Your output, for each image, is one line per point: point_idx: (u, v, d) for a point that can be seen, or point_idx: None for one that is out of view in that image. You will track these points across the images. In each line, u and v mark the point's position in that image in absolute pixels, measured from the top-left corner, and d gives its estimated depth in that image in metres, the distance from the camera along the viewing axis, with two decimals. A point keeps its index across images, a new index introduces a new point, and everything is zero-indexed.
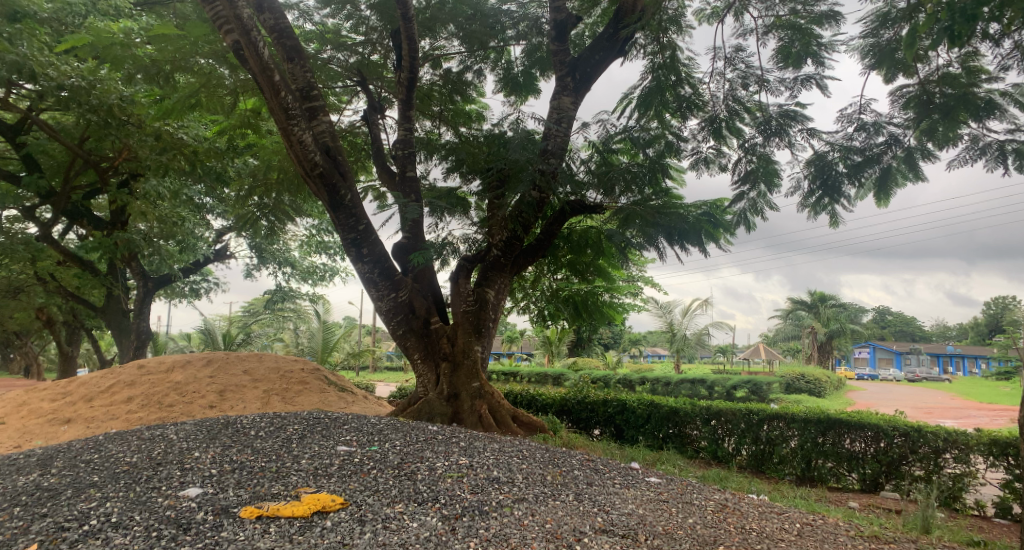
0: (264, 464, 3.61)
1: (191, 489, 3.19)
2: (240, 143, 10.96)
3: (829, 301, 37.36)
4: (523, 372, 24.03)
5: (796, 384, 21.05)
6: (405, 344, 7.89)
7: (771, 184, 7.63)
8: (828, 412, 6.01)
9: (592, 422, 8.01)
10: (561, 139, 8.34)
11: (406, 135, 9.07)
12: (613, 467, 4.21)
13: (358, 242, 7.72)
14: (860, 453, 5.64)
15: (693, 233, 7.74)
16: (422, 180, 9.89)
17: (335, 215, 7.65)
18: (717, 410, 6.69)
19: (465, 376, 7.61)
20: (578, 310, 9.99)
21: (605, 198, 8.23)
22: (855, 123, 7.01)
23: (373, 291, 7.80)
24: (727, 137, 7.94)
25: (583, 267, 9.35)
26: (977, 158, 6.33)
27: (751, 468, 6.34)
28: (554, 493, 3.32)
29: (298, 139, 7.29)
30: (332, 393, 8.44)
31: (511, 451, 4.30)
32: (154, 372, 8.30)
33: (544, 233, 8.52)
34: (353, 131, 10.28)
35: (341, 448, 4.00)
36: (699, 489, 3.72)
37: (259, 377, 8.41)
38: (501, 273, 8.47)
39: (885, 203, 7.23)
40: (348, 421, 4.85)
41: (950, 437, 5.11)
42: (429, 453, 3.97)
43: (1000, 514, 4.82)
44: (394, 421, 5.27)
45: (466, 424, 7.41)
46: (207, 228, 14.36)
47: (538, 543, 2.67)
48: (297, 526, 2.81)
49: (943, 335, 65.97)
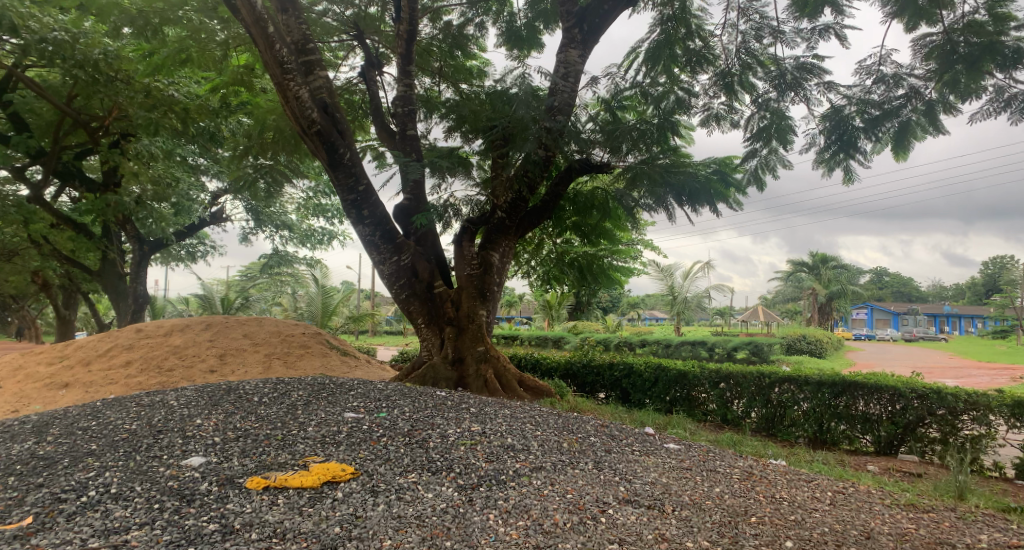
0: (269, 431, 3.48)
1: (194, 458, 3.06)
2: (233, 100, 10.58)
3: (829, 263, 37.29)
4: (523, 335, 24.05)
5: (796, 346, 21.09)
6: (408, 308, 7.73)
7: (785, 141, 7.35)
8: (842, 374, 5.88)
9: (598, 386, 7.93)
10: (567, 95, 8.02)
11: (406, 92, 8.73)
12: (629, 433, 4.08)
13: (359, 203, 7.48)
14: (875, 415, 5.52)
15: (703, 193, 7.49)
16: (423, 140, 9.58)
17: (335, 175, 7.38)
18: (727, 373, 6.57)
19: (470, 340, 7.48)
20: (583, 274, 9.81)
21: (612, 157, 7.94)
22: (873, 76, 6.71)
23: (375, 254, 7.60)
24: (739, 93, 7.62)
25: (588, 230, 9.16)
26: (1002, 111, 5.98)
27: (761, 431, 6.25)
28: (573, 461, 3.20)
29: (295, 95, 6.99)
30: (335, 357, 8.35)
31: (523, 418, 4.16)
32: (153, 335, 8.17)
33: (549, 195, 8.36)
34: (351, 88, 9.91)
35: (348, 415, 3.86)
36: (721, 456, 3.59)
37: (260, 341, 8.28)
38: (505, 236, 8.26)
39: (903, 157, 6.95)
40: (354, 387, 4.71)
41: (972, 399, 4.99)
42: (440, 420, 3.84)
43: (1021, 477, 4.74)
44: (401, 387, 5.13)
45: (471, 388, 7.29)
46: (202, 190, 14.04)
47: (560, 515, 2.54)
48: (307, 498, 2.68)
49: (940, 297, 66.26)
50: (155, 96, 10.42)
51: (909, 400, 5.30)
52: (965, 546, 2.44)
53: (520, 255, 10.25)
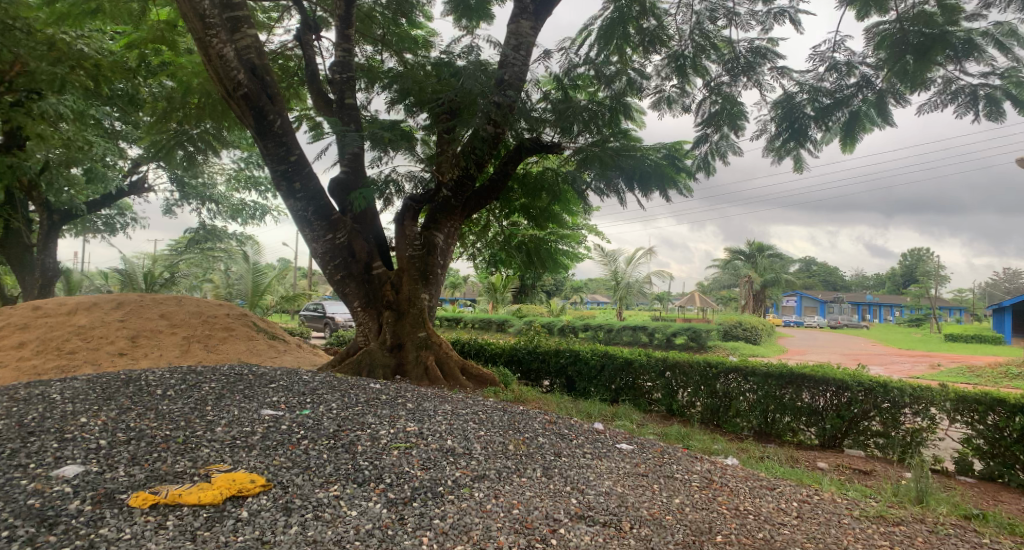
0: (168, 433, 2.94)
1: (69, 467, 2.54)
2: (153, 60, 9.62)
3: (764, 251, 38.60)
4: (467, 319, 23.77)
5: (733, 332, 21.63)
6: (344, 290, 7.23)
7: (735, 127, 7.27)
8: (790, 366, 5.82)
9: (543, 373, 7.67)
10: (518, 70, 7.63)
11: (345, 57, 8.13)
12: (579, 431, 3.80)
13: (290, 175, 6.88)
14: (821, 408, 5.48)
15: (655, 177, 7.29)
16: (363, 111, 8.98)
17: (263, 144, 6.75)
18: (673, 362, 6.45)
19: (410, 326, 7.08)
20: (531, 258, 9.44)
21: (563, 138, 7.65)
22: (826, 63, 6.63)
23: (307, 231, 7.04)
24: (691, 76, 7.37)
25: (537, 213, 8.83)
26: (949, 103, 6.00)
27: (706, 422, 6.16)
28: (520, 468, 2.88)
29: (218, 54, 6.29)
30: (262, 341, 7.76)
31: (465, 414, 3.80)
32: (53, 314, 7.33)
33: (497, 174, 7.97)
34: (285, 52, 9.16)
35: (266, 412, 3.37)
36: (678, 459, 3.36)
37: (178, 322, 7.58)
38: (450, 217, 7.85)
39: (852, 148, 6.97)
40: (277, 379, 4.22)
41: (917, 393, 4.99)
42: (371, 418, 3.43)
43: (960, 472, 4.80)
44: (332, 379, 4.66)
45: (410, 376, 6.89)
46: (121, 157, 12.87)
47: (505, 537, 2.24)
48: (203, 519, 2.24)
49: (861, 286, 70.30)
50: (61, 49, 9.18)
51: (855, 393, 5.27)
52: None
53: (465, 237, 9.88)
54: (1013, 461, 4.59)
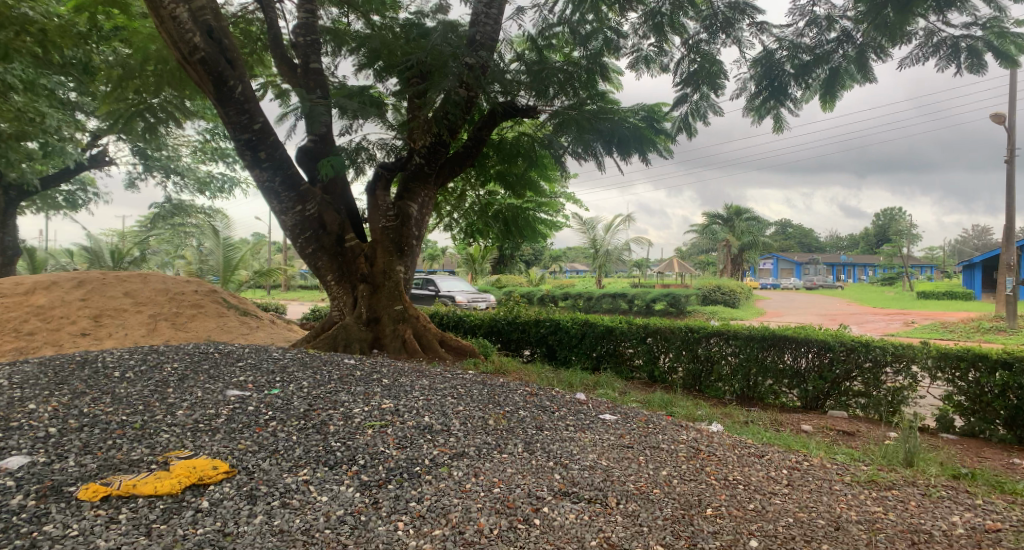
0: (125, 417, 2.69)
1: (11, 459, 2.30)
2: (105, 24, 9.00)
3: (742, 215, 38.80)
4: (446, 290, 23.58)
5: (712, 296, 21.78)
6: (317, 263, 6.99)
7: (714, 86, 7.09)
8: (772, 328, 5.78)
9: (523, 343, 7.57)
10: (491, 30, 7.32)
11: (308, 19, 7.72)
12: (561, 403, 3.68)
13: (254, 144, 6.54)
14: (803, 369, 5.46)
15: (633, 141, 7.12)
16: (329, 76, 8.60)
17: (224, 112, 6.38)
18: (654, 328, 6.38)
19: (387, 299, 6.88)
20: (508, 227, 9.29)
21: (538, 101, 7.46)
22: (806, 18, 6.34)
23: (275, 202, 6.74)
24: (669, 34, 7.10)
25: (514, 180, 8.59)
26: (930, 56, 5.87)
27: (687, 387, 6.13)
28: (502, 444, 2.75)
29: (170, 14, 5.87)
30: (233, 318, 7.51)
31: (444, 389, 3.65)
32: (9, 294, 6.96)
33: (471, 140, 7.74)
34: (245, 15, 8.67)
35: (232, 393, 3.16)
36: (664, 428, 3.27)
37: (144, 300, 7.28)
38: (425, 185, 7.60)
39: (832, 105, 6.88)
40: (244, 357, 4.01)
41: (899, 351, 4.99)
42: (344, 396, 3.27)
43: (941, 428, 4.83)
44: (303, 356, 4.47)
45: (388, 350, 6.72)
46: (78, 130, 12.23)
47: (485, 519, 2.12)
48: (160, 511, 2.07)
49: (835, 247, 71.46)
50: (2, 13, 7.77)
51: (837, 354, 5.26)
52: (943, 535, 2.27)
53: (441, 207, 9.65)
54: (992, 417, 4.62)
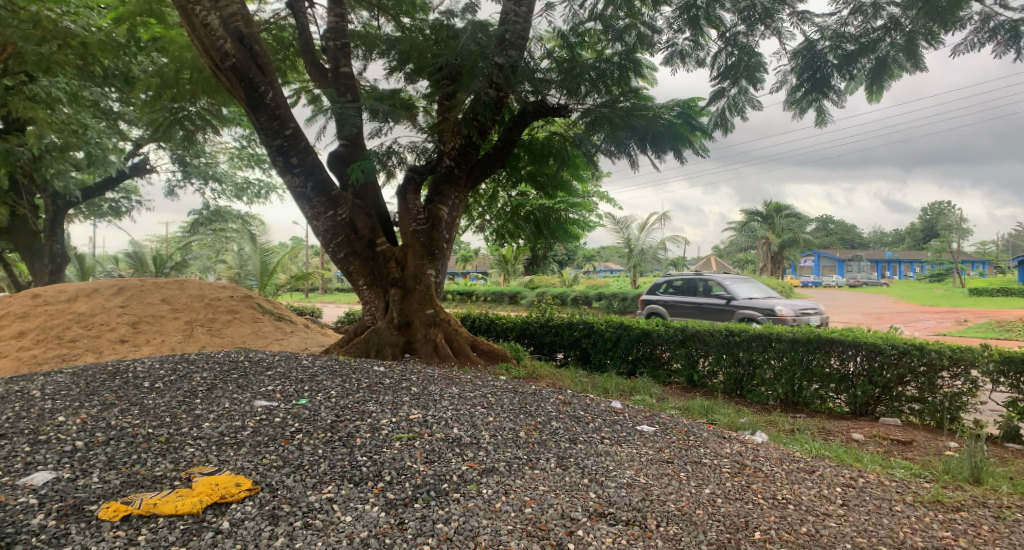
0: (151, 431, 2.69)
1: (37, 475, 2.30)
2: (144, 35, 9.24)
3: (782, 211, 37.65)
4: (479, 292, 23.56)
5: None
6: (349, 268, 6.99)
7: (753, 80, 6.83)
8: (817, 330, 5.51)
9: (557, 346, 7.44)
10: (521, 28, 7.20)
11: (338, 23, 7.74)
12: (596, 413, 3.52)
13: (286, 150, 6.58)
14: (852, 374, 5.17)
15: (667, 138, 6.89)
16: (360, 80, 8.63)
17: (256, 119, 6.44)
18: (693, 331, 6.18)
19: (418, 303, 6.84)
20: (540, 228, 9.14)
21: (570, 100, 7.31)
22: (850, 6, 6.06)
23: (307, 208, 6.77)
24: (705, 27, 6.84)
25: (545, 180, 8.47)
26: (987, 41, 5.49)
27: (728, 392, 5.91)
28: (533, 458, 2.63)
29: (203, 23, 5.93)
30: (267, 324, 7.61)
31: (473, 399, 3.54)
32: (54, 302, 7.17)
33: (502, 141, 7.64)
34: (277, 22, 8.75)
35: (259, 404, 3.13)
36: (705, 440, 3.10)
37: (181, 306, 7.43)
38: (455, 188, 7.54)
39: (879, 96, 6.53)
40: (273, 366, 3.98)
41: (957, 355, 4.63)
42: (372, 406, 3.21)
43: (1006, 437, 4.49)
44: (332, 363, 4.41)
45: (420, 355, 6.68)
46: (121, 139, 12.60)
47: (516, 542, 2.01)
48: (180, 532, 2.02)
49: (880, 242, 68.91)
50: (47, 28, 8.06)
51: (889, 358, 4.94)
52: None
53: (473, 210, 9.60)
54: None
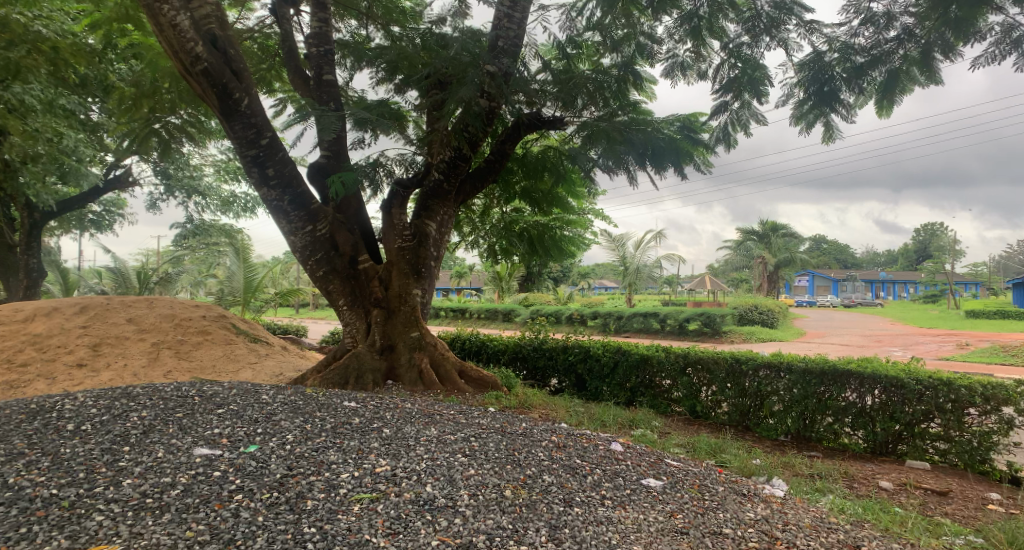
0: (54, 492, 2.33)
1: None
2: (120, 41, 8.83)
3: (778, 230, 37.35)
4: (472, 309, 23.13)
5: (749, 315, 20.77)
6: (328, 287, 6.58)
7: (758, 94, 6.48)
8: (831, 360, 5.09)
9: (550, 372, 7.01)
10: (515, 35, 6.86)
11: (321, 29, 7.38)
12: (594, 460, 3.07)
13: (261, 160, 6.17)
14: (869, 409, 4.74)
15: (669, 153, 6.55)
16: (346, 89, 8.25)
17: (230, 128, 6.04)
18: (695, 357, 5.78)
19: (402, 326, 6.44)
20: (534, 246, 8.76)
21: (565, 112, 6.95)
22: (861, 16, 5.70)
23: (284, 223, 6.36)
24: (707, 38, 6.46)
25: (539, 197, 8.10)
26: (1009, 52, 5.14)
27: (734, 426, 5.47)
28: (519, 530, 2.27)
29: (171, 23, 5.55)
30: (241, 346, 7.24)
31: (453, 444, 3.09)
32: (9, 321, 6.71)
33: (494, 154, 7.27)
34: (261, 29, 8.38)
35: (198, 452, 2.74)
36: (722, 500, 2.70)
37: (148, 326, 7.01)
38: (444, 203, 7.12)
39: (890, 110, 6.18)
40: (227, 403, 3.51)
41: (989, 392, 4.22)
42: (332, 456, 2.80)
43: None
44: (298, 397, 3.94)
45: (403, 382, 6.23)
46: (99, 149, 12.14)
47: None
48: None
49: (874, 262, 68.99)
50: (15, 30, 7.61)
51: (911, 392, 4.50)
52: None
53: (463, 225, 9.21)
54: None
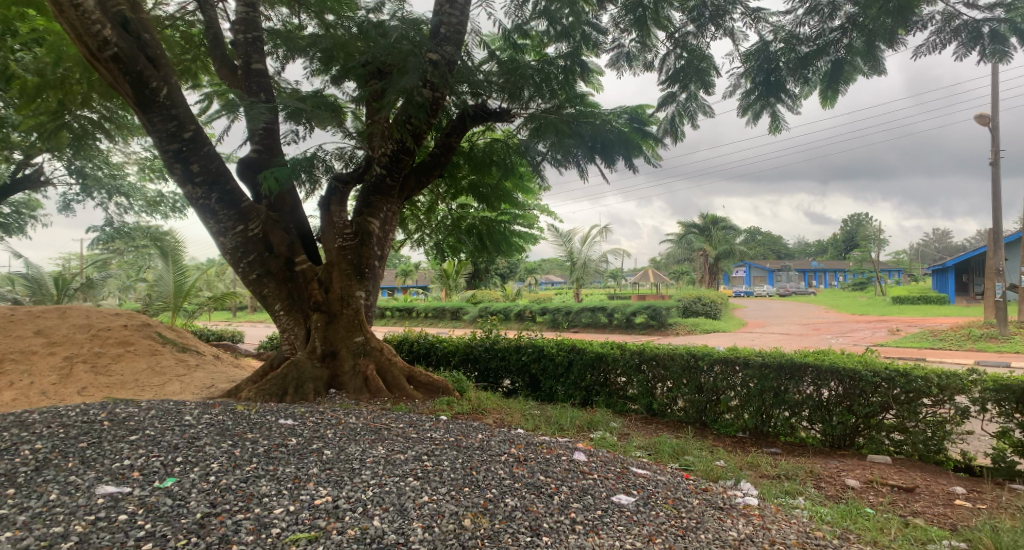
0: None
1: None
2: (21, 27, 7.97)
3: (718, 223, 38.44)
4: (418, 308, 22.64)
5: (693, 307, 21.16)
6: (262, 292, 6.09)
7: (705, 85, 6.42)
8: (787, 354, 5.05)
9: (503, 372, 6.77)
10: (458, 22, 6.56)
11: (248, 14, 6.85)
12: (561, 476, 2.85)
13: (183, 154, 5.60)
14: (827, 402, 4.72)
15: (619, 145, 6.40)
16: (278, 80, 7.72)
17: (146, 119, 5.46)
18: (651, 354, 5.64)
19: (345, 331, 6.04)
20: (483, 242, 8.48)
21: (512, 104, 6.69)
22: (806, 5, 5.69)
23: (212, 223, 5.83)
24: (654, 28, 6.33)
25: (487, 192, 7.81)
26: (950, 41, 5.28)
27: (691, 422, 5.38)
28: None
29: (71, 1, 4.94)
30: (168, 357, 6.64)
31: (405, 465, 2.78)
32: None
33: (439, 147, 6.94)
34: (182, 16, 7.71)
35: (102, 491, 2.33)
36: (697, 523, 2.52)
37: (59, 339, 6.33)
38: (387, 199, 6.72)
39: (834, 100, 6.23)
40: (143, 427, 3.06)
41: (945, 382, 4.24)
42: (264, 487, 2.44)
43: (1005, 477, 4.06)
44: (228, 416, 3.53)
45: (347, 390, 5.85)
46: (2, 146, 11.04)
47: None
48: None
49: (805, 253, 72.27)
50: None
51: (868, 384, 4.50)
52: None
53: (408, 222, 8.82)
54: None
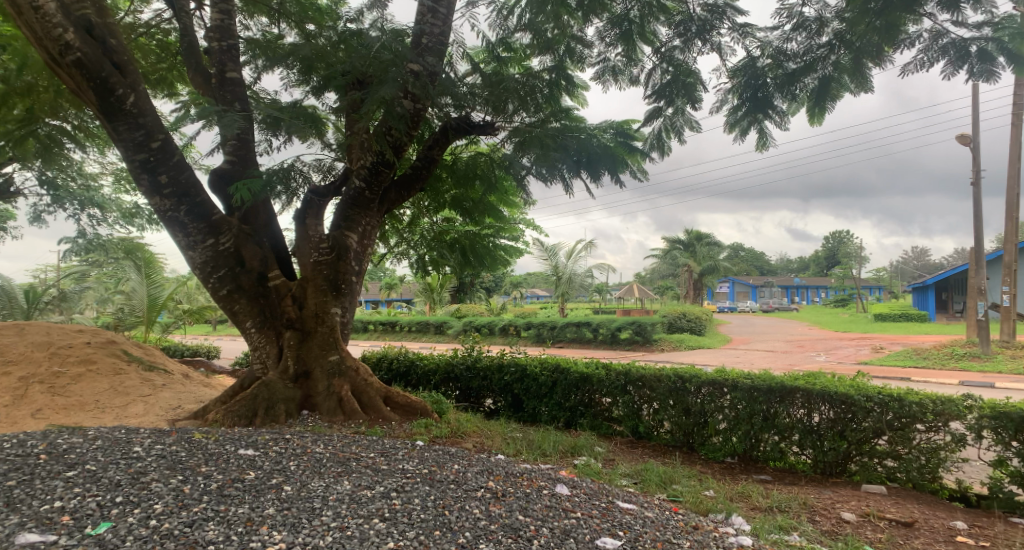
0: None
1: None
2: None
3: (702, 239, 38.64)
4: (402, 322, 22.35)
5: (678, 323, 21.09)
6: (233, 308, 5.83)
7: (692, 99, 6.32)
8: (777, 377, 4.89)
9: (485, 392, 6.56)
10: (440, 32, 6.41)
11: (224, 21, 6.65)
12: (542, 516, 2.65)
13: (149, 164, 5.35)
14: (818, 427, 4.56)
15: (604, 160, 6.25)
16: (256, 90, 7.50)
17: (111, 127, 5.22)
18: (636, 375, 5.46)
19: (319, 350, 5.79)
20: (466, 257, 8.29)
21: (496, 117, 6.54)
22: (793, 21, 5.63)
23: (180, 236, 5.58)
24: (640, 42, 6.21)
25: (470, 206, 7.63)
26: (937, 59, 5.21)
27: (679, 447, 5.21)
28: None
29: (31, 3, 4.71)
30: (132, 376, 6.32)
31: (371, 504, 2.56)
32: None
33: (421, 160, 6.75)
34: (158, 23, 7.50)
35: (23, 540, 2.08)
36: None
37: (15, 358, 5.99)
38: (366, 212, 6.50)
39: (821, 118, 6.16)
40: (84, 461, 2.80)
41: (940, 408, 4.10)
42: (212, 532, 2.21)
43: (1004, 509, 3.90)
44: (185, 446, 3.28)
45: (320, 412, 5.59)
46: None
47: None
48: None
49: (788, 269, 72.99)
50: None
51: (860, 409, 4.35)
52: None
53: (389, 236, 8.59)
54: None
